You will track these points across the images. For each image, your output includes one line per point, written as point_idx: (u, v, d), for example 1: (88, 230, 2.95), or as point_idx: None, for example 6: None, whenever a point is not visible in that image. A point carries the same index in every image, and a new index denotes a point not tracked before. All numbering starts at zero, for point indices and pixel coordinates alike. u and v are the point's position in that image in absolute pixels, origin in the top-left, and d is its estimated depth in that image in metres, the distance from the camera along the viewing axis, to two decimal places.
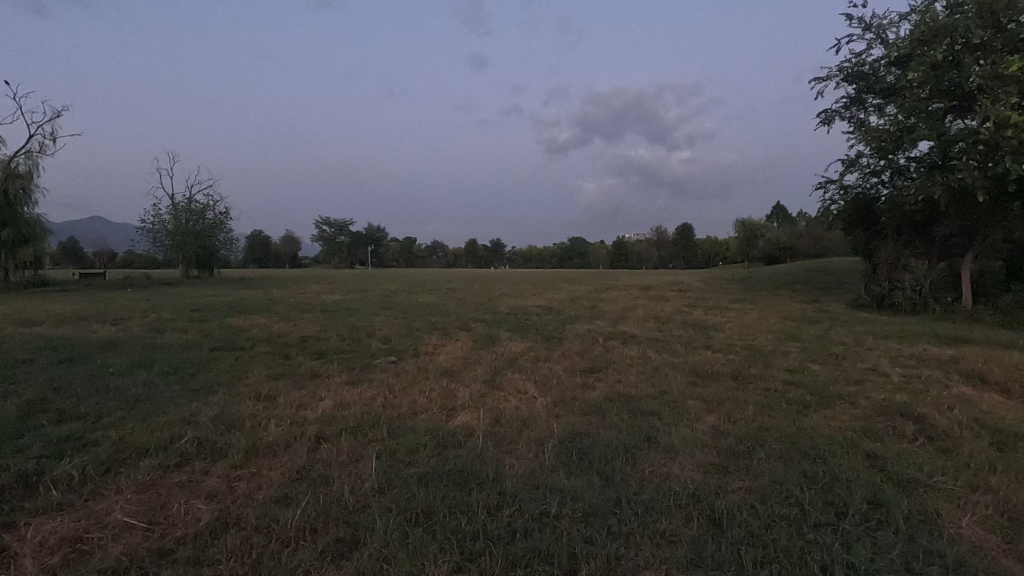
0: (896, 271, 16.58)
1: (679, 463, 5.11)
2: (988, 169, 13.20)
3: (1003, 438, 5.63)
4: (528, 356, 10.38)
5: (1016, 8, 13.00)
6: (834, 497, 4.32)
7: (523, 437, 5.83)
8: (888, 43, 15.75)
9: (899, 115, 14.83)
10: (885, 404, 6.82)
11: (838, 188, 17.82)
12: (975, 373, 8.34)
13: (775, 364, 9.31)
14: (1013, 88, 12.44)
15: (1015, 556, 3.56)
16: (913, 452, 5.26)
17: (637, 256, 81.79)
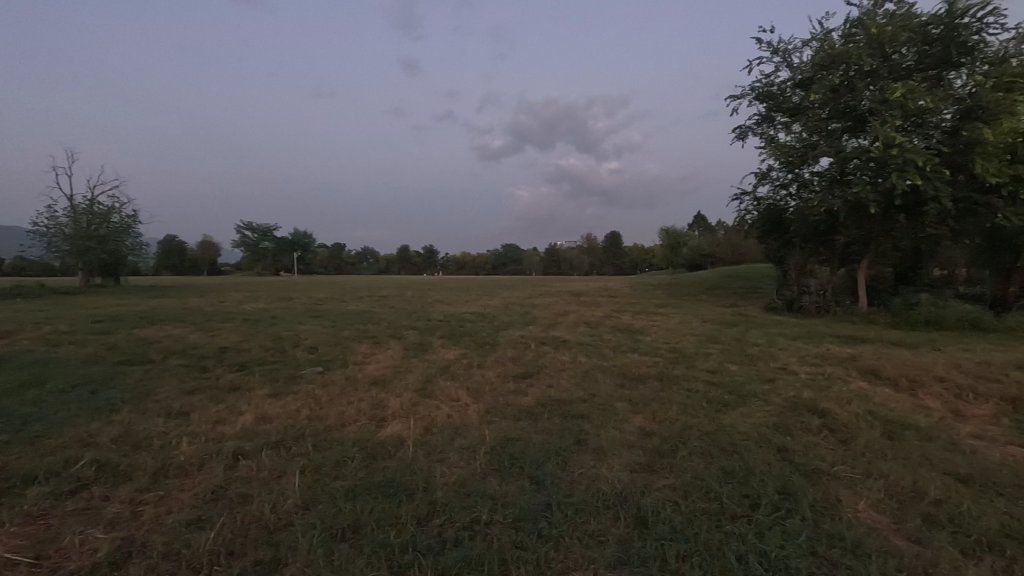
0: (804, 276, 17.98)
1: (608, 464, 5.26)
2: (879, 184, 14.57)
3: (893, 428, 6.19)
4: (462, 363, 10.33)
5: (899, 40, 14.50)
6: (749, 489, 4.58)
7: (455, 445, 5.78)
8: (793, 66, 17.07)
9: (803, 132, 16.10)
10: (795, 400, 7.34)
11: (752, 199, 19.03)
12: (870, 369, 9.16)
13: (697, 366, 9.79)
14: (897, 112, 13.85)
15: (903, 534, 3.92)
16: (818, 444, 5.69)
17: (569, 263, 83.24)
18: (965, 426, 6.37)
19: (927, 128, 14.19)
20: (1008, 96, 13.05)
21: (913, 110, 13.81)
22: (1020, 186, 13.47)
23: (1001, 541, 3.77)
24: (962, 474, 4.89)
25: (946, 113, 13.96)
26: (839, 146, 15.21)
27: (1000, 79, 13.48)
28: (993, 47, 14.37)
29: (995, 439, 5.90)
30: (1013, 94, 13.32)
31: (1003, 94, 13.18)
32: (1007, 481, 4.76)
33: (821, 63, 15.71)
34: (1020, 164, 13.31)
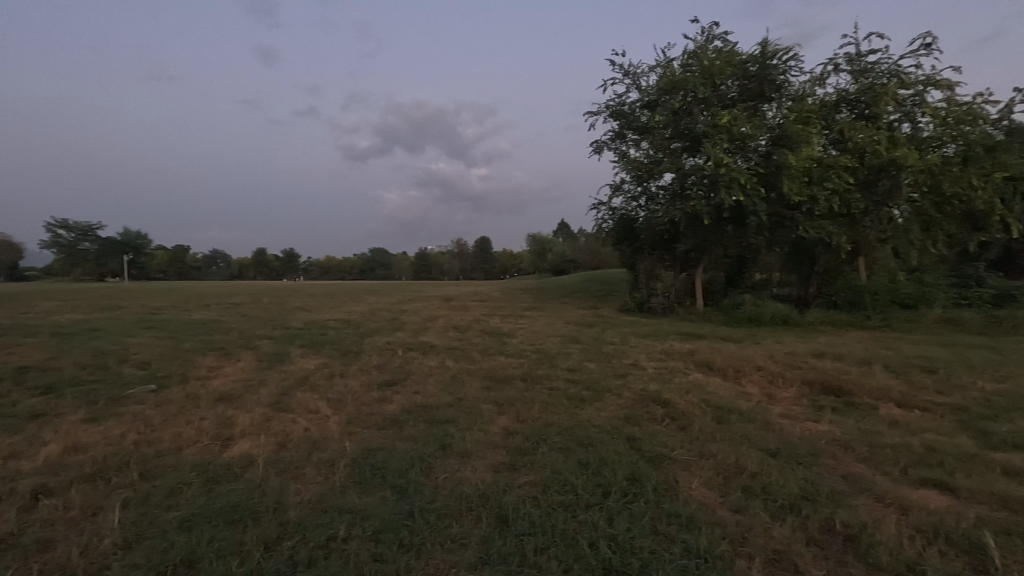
0: (652, 280, 19.82)
1: (472, 466, 5.31)
2: (712, 198, 16.55)
3: (722, 413, 7.03)
4: (323, 372, 9.79)
5: (725, 73, 16.62)
6: (602, 479, 4.91)
7: (312, 460, 5.44)
8: (641, 89, 18.76)
9: (650, 149, 17.77)
10: (643, 393, 8.03)
11: (608, 209, 20.50)
12: (705, 362, 10.33)
13: (559, 365, 10.29)
14: (725, 136, 15.90)
15: (727, 506, 4.47)
16: (662, 432, 6.28)
17: (439, 268, 82.69)
18: (775, 407, 7.45)
19: (748, 151, 16.39)
20: (806, 128, 15.53)
21: (737, 134, 15.91)
22: (816, 204, 16.08)
23: (799, 502, 4.46)
24: (773, 449, 5.70)
25: (761, 139, 16.24)
26: (679, 163, 17.04)
27: (800, 113, 16.01)
28: (795, 86, 16.98)
29: (797, 417, 6.96)
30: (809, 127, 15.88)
31: (802, 126, 15.68)
32: (805, 451, 5.64)
33: (664, 88, 17.51)
34: (815, 185, 15.87)
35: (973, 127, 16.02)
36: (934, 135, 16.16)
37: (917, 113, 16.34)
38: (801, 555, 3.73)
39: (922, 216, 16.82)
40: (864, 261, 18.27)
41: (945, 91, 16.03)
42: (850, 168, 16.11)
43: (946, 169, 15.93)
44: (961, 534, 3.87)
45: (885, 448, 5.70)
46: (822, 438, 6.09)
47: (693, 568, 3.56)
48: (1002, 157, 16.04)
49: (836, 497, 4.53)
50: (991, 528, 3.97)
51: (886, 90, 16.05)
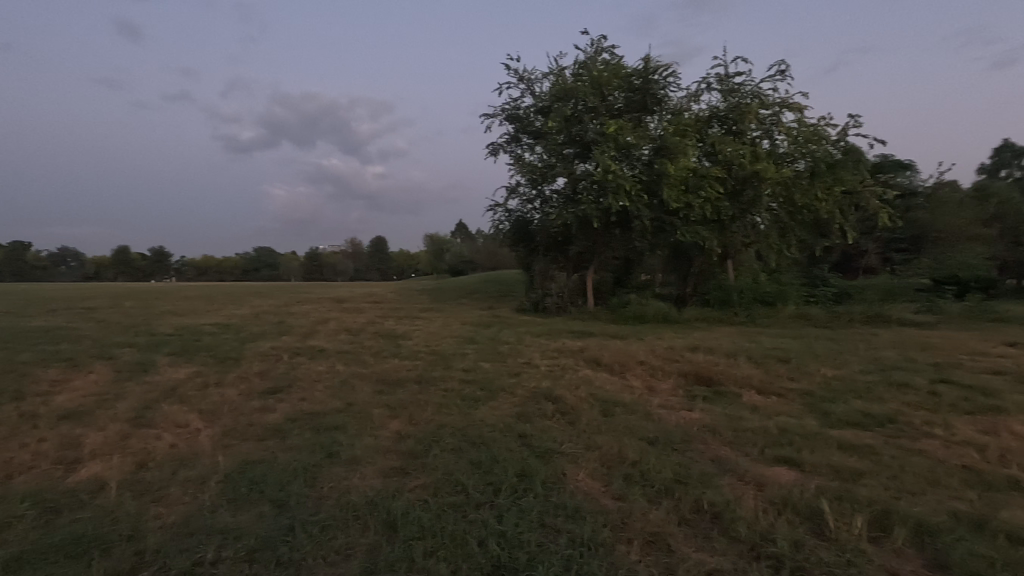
0: (547, 280, 20.47)
1: (360, 473, 5.12)
2: (600, 203, 17.45)
3: (608, 406, 7.40)
4: (195, 382, 8.94)
5: (612, 85, 17.58)
6: (492, 477, 4.96)
7: (178, 479, 4.94)
8: (535, 94, 19.31)
9: (544, 154, 18.35)
10: (535, 390, 8.24)
11: (504, 211, 20.85)
12: (594, 358, 10.84)
13: (454, 366, 10.26)
14: (612, 144, 16.86)
15: (610, 494, 4.70)
16: (552, 427, 6.48)
17: (331, 269, 78.25)
18: (655, 398, 7.99)
19: (632, 159, 17.47)
20: (682, 140, 16.85)
21: (623, 143, 16.92)
22: (691, 211, 17.49)
23: (673, 486, 4.81)
24: (651, 437, 6.10)
25: (644, 149, 17.37)
26: (571, 168, 17.80)
27: (678, 126, 17.33)
28: (674, 101, 18.30)
29: (674, 407, 7.52)
30: (686, 139, 17.23)
31: (680, 138, 16.99)
32: (679, 438, 6.09)
33: (557, 95, 18.19)
34: (691, 193, 17.25)
35: (818, 146, 18.27)
36: (788, 151, 18.22)
37: (775, 131, 18.32)
38: (673, 535, 4.02)
39: (778, 223, 18.89)
40: (733, 262, 20.15)
41: (797, 113, 18.13)
42: (720, 179, 17.71)
43: (797, 182, 18.03)
44: (804, 503, 4.39)
45: (747, 431, 6.32)
46: (694, 425, 6.62)
47: (576, 556, 3.70)
48: (841, 173, 18.46)
49: (705, 478, 4.94)
50: (829, 495, 4.54)
51: (749, 109, 17.84)
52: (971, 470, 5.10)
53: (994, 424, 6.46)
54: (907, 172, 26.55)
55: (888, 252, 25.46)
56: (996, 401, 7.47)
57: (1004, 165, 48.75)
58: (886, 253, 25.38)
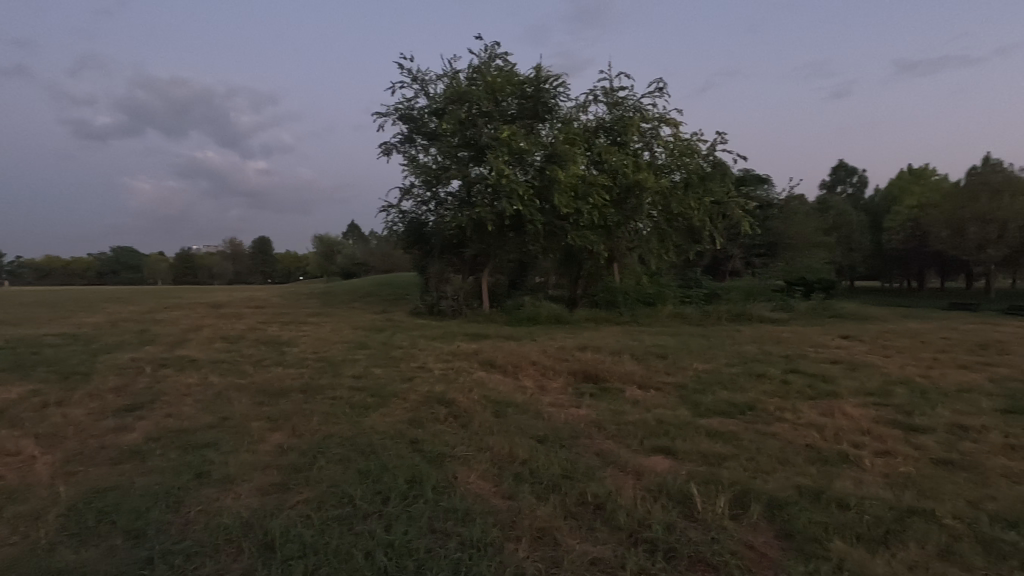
0: (442, 283, 20.36)
1: (235, 492, 4.74)
2: (495, 206, 17.71)
3: (500, 407, 7.50)
4: (30, 402, 7.72)
5: (506, 91, 17.91)
6: (381, 485, 4.82)
7: (6, 517, 4.24)
8: (429, 96, 19.16)
9: (438, 156, 18.29)
10: (428, 395, 8.13)
11: (397, 212, 20.45)
12: (487, 360, 10.92)
13: (344, 373, 9.82)
14: (505, 149, 17.20)
15: (500, 494, 4.76)
16: (444, 431, 6.44)
17: (207, 270, 71.96)
18: (546, 397, 8.23)
19: (525, 164, 17.92)
20: (572, 148, 17.58)
21: (516, 148, 17.32)
22: (581, 216, 18.28)
23: (560, 481, 4.98)
24: (541, 435, 6.28)
25: (536, 155, 17.90)
26: (466, 171, 17.89)
27: (567, 135, 18.03)
28: (564, 110, 19.02)
29: (563, 405, 7.79)
30: (575, 147, 17.98)
31: (569, 146, 17.69)
32: (567, 434, 6.33)
33: (451, 98, 18.24)
34: (580, 200, 18.04)
35: (691, 159, 19.92)
36: (666, 163, 19.68)
37: (654, 144, 19.69)
38: (559, 529, 4.16)
39: (658, 229, 20.34)
40: (618, 265, 21.33)
41: (673, 128, 19.63)
42: (606, 186, 18.70)
43: (673, 192, 19.53)
44: (676, 488, 4.75)
45: (628, 425, 6.71)
46: (581, 421, 6.91)
47: (465, 559, 3.71)
48: (710, 185, 20.28)
49: (590, 472, 5.17)
50: (697, 480, 4.95)
51: (632, 122, 19.04)
52: (812, 448, 5.83)
53: (831, 406, 7.44)
54: (765, 185, 29.84)
55: (750, 256, 28.45)
56: (832, 386, 8.62)
57: (840, 182, 56.39)
58: (749, 258, 28.34)
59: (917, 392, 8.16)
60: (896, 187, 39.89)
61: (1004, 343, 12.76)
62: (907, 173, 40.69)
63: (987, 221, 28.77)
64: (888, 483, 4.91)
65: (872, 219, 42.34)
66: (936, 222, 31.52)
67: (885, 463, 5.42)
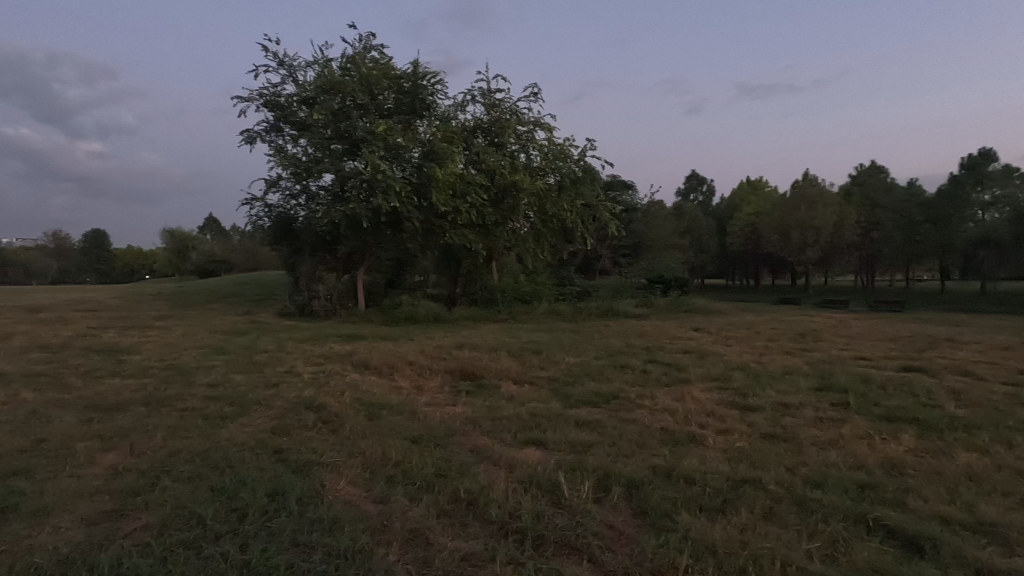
0: (314, 282, 19.28)
1: (53, 526, 4.08)
2: (370, 202, 17.13)
3: (374, 410, 7.27)
4: None
5: (382, 84, 17.40)
6: (237, 502, 4.43)
7: None
8: (298, 83, 18.08)
9: (309, 147, 17.33)
10: (295, 401, 7.63)
11: (263, 206, 19.03)
12: (362, 362, 10.52)
13: (196, 381, 8.88)
14: (381, 144, 16.72)
15: (371, 499, 4.61)
16: (312, 438, 6.09)
17: (20, 267, 60.92)
18: (422, 397, 8.14)
19: (402, 161, 17.57)
20: (449, 146, 17.50)
21: (392, 144, 16.91)
22: (459, 215, 18.30)
23: (434, 480, 4.96)
24: (416, 436, 6.20)
25: (414, 152, 17.62)
26: (339, 165, 17.12)
27: (446, 133, 17.95)
28: (442, 108, 18.88)
29: (439, 404, 7.76)
30: (453, 145, 17.94)
31: (447, 144, 17.58)
32: (442, 433, 6.31)
33: (322, 87, 17.38)
34: (459, 198, 18.05)
35: (564, 163, 20.83)
36: (540, 166, 20.39)
37: (530, 146, 20.29)
38: (432, 528, 4.13)
39: (534, 230, 21.02)
40: (496, 264, 21.71)
41: (547, 132, 20.41)
42: (484, 186, 18.92)
43: (548, 194, 20.29)
44: (545, 477, 4.95)
45: (502, 420, 6.86)
46: (457, 419, 6.94)
47: (331, 570, 3.53)
48: (582, 188, 21.35)
49: (464, 469, 5.21)
50: (565, 468, 5.21)
51: (508, 124, 19.47)
52: (666, 431, 6.40)
53: (682, 392, 8.23)
54: (629, 191, 32.19)
55: (617, 256, 30.52)
56: (684, 373, 9.55)
57: (692, 190, 62.51)
58: (616, 258, 30.38)
59: (751, 376, 9.33)
60: (737, 196, 45.15)
61: (817, 331, 15.03)
62: (746, 184, 46.30)
63: (806, 228, 33.72)
64: (726, 457, 5.56)
65: (718, 224, 47.52)
66: (768, 228, 36.23)
67: (724, 440, 6.11)
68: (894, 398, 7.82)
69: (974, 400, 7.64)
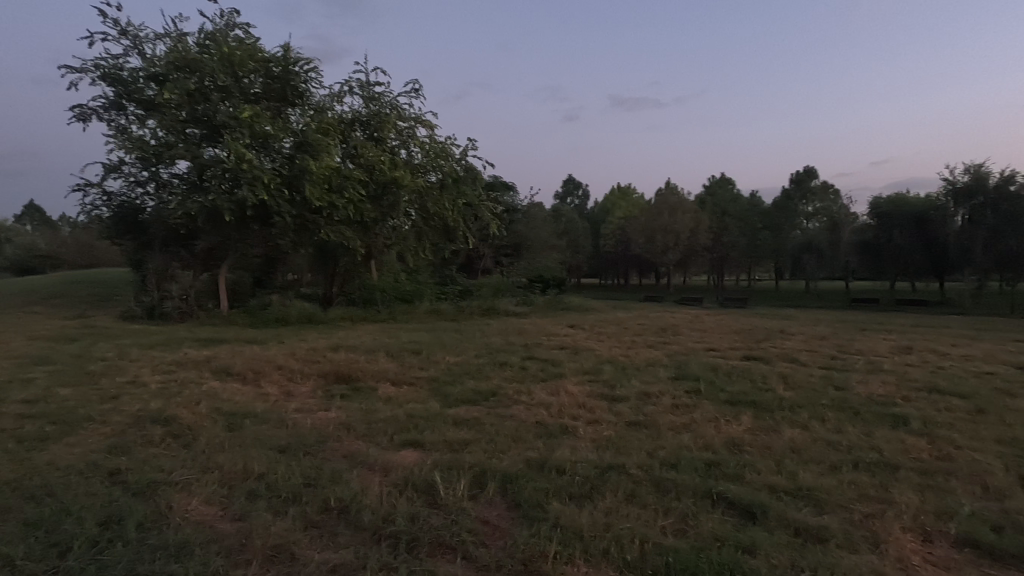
0: (165, 280, 17.27)
1: None
2: (233, 194, 15.73)
3: (235, 419, 6.69)
4: None
5: (247, 67, 16.06)
6: (57, 536, 3.82)
7: None
8: (145, 57, 16.13)
9: (159, 130, 15.53)
10: (139, 414, 6.77)
11: (100, 193, 16.72)
12: (223, 368, 9.63)
13: (8, 397, 7.54)
14: (246, 131, 15.42)
15: (228, 518, 4.23)
16: (159, 455, 5.45)
17: None
18: (291, 403, 7.65)
19: (271, 151, 16.36)
20: (324, 138, 16.58)
21: (259, 132, 15.67)
22: (335, 210, 17.45)
23: (301, 491, 4.67)
24: (282, 445, 5.80)
25: (284, 142, 16.48)
26: (196, 151, 15.54)
27: (320, 124, 17.00)
28: (316, 97, 17.87)
29: (310, 409, 7.33)
30: (328, 137, 17.05)
31: (322, 135, 16.63)
32: (312, 440, 5.97)
33: (175, 63, 15.65)
34: (335, 193, 17.19)
35: (446, 162, 20.71)
36: (422, 163, 20.11)
37: (411, 143, 19.92)
38: (297, 542, 3.88)
39: (415, 228, 20.66)
40: (376, 263, 21.04)
41: (428, 130, 20.18)
42: (362, 181, 18.24)
43: (429, 192, 20.06)
44: (421, 479, 4.89)
45: (379, 422, 6.66)
46: (330, 424, 6.61)
47: None
48: (463, 188, 21.36)
49: (335, 476, 4.97)
50: (441, 467, 5.18)
51: (388, 119, 18.93)
52: (541, 424, 6.65)
53: (557, 386, 8.61)
54: (510, 192, 32.94)
55: (498, 256, 31.07)
56: (559, 368, 9.99)
57: (569, 194, 65.74)
58: (497, 258, 30.93)
59: (619, 369, 10.01)
60: (609, 201, 48.30)
61: (676, 326, 16.51)
62: (617, 190, 49.58)
63: (668, 232, 36.96)
64: (595, 446, 5.90)
65: (593, 227, 50.43)
66: (635, 231, 39.14)
67: (594, 430, 6.49)
68: (736, 383, 8.87)
69: (797, 383, 8.90)
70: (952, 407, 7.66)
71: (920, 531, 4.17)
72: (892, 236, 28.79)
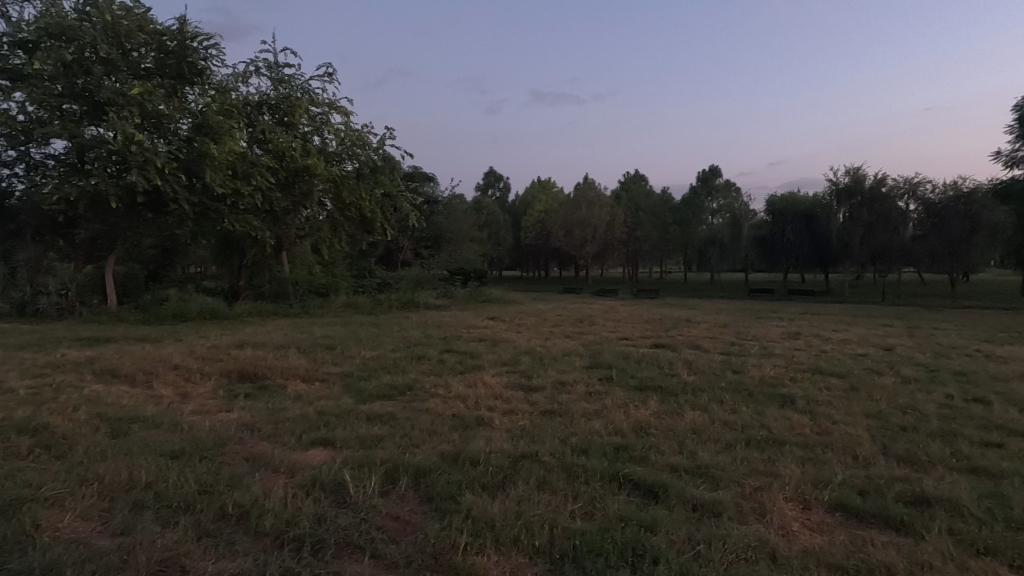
0: (38, 274, 15.43)
1: None
2: (121, 178, 14.33)
3: (121, 425, 6.12)
4: None
5: (137, 39, 14.60)
6: None
7: None
8: (10, 21, 14.25)
9: (28, 104, 13.82)
10: (2, 424, 6.01)
11: None
12: (108, 369, 8.78)
13: None
14: (135, 110, 14.06)
15: (109, 533, 3.86)
16: (26, 468, 4.87)
17: None
18: (188, 405, 7.11)
19: (165, 133, 15.01)
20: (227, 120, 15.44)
21: (151, 111, 14.33)
22: (240, 198, 16.31)
23: (196, 498, 4.35)
24: (176, 451, 5.37)
25: (181, 123, 15.17)
26: (74, 130, 13.97)
27: (222, 105, 15.78)
28: (218, 77, 16.60)
29: (210, 411, 6.84)
30: (232, 120, 15.88)
31: (224, 117, 15.44)
32: (211, 443, 5.57)
33: (48, 30, 13.93)
34: (240, 180, 16.09)
35: (363, 151, 19.96)
36: (336, 151, 19.27)
37: (324, 130, 19.02)
38: (189, 553, 3.61)
39: (330, 219, 19.85)
40: (287, 255, 19.97)
41: (343, 116, 19.39)
42: (271, 168, 17.19)
43: (345, 181, 19.27)
44: (330, 477, 4.71)
45: (285, 422, 6.33)
46: (231, 426, 6.19)
47: None
48: (381, 178, 20.65)
49: (235, 480, 4.68)
50: (351, 465, 5.02)
51: (299, 103, 17.95)
52: (457, 417, 6.62)
53: (474, 378, 8.62)
54: (431, 183, 32.53)
55: (418, 248, 30.53)
56: (477, 360, 10.01)
57: (490, 186, 66.05)
58: (417, 249, 30.40)
59: (536, 359, 10.18)
60: (530, 194, 49.00)
61: (592, 316, 17.05)
62: (537, 184, 50.40)
63: (586, 225, 38.09)
64: (509, 436, 5.97)
65: (513, 220, 50.94)
66: (555, 225, 39.98)
67: (510, 420, 6.54)
68: (645, 370, 9.31)
69: (700, 368, 9.49)
70: (831, 386, 8.49)
71: (800, 500, 4.58)
72: (784, 230, 31.74)
